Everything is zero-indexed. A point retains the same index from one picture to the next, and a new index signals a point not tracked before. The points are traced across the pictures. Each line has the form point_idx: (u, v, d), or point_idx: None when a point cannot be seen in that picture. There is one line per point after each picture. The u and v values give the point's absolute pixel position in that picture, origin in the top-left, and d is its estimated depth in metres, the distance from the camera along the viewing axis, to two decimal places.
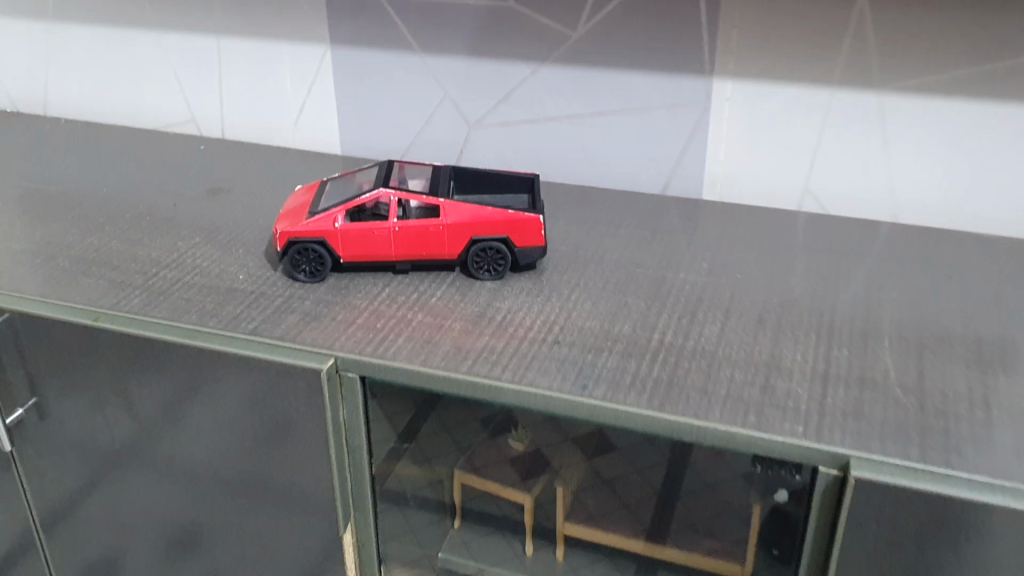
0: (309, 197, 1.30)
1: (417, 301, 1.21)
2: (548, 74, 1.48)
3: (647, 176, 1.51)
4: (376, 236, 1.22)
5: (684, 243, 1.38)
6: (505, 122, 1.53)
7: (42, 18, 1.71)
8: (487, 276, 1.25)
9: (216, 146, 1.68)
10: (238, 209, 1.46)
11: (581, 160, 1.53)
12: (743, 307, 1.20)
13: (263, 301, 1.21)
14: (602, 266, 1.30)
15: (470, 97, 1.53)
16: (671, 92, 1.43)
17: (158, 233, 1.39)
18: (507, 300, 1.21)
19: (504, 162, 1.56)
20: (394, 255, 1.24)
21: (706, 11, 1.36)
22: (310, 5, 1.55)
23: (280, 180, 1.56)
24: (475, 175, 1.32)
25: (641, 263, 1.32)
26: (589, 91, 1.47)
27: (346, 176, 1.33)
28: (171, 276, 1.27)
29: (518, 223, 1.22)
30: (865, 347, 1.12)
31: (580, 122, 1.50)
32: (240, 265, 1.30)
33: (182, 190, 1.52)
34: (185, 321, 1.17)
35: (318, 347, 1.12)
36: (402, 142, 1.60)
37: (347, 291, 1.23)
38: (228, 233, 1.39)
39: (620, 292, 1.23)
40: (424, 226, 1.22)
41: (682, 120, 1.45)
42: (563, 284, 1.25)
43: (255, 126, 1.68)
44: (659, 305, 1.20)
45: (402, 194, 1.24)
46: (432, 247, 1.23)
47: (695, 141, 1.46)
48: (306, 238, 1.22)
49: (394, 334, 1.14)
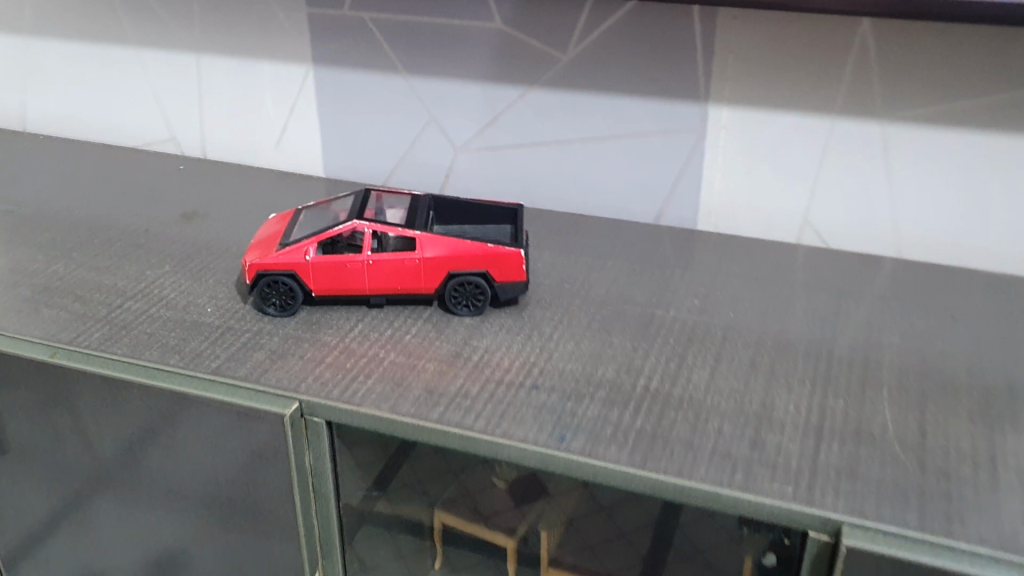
0: (282, 227, 1.23)
1: (390, 338, 1.15)
2: (537, 98, 1.42)
3: (639, 204, 1.44)
4: (349, 269, 1.16)
5: (677, 272, 1.31)
6: (493, 145, 1.47)
7: (21, 32, 1.67)
8: (466, 311, 1.19)
9: (196, 166, 1.63)
10: (212, 234, 1.40)
11: (571, 186, 1.47)
12: (735, 349, 1.14)
13: (229, 336, 1.15)
14: (588, 300, 1.23)
15: (457, 120, 1.47)
16: (664, 117, 1.37)
17: (127, 260, 1.33)
18: (485, 339, 1.15)
19: (492, 187, 1.51)
20: (369, 289, 1.18)
21: (702, 35, 1.30)
22: (292, 23, 1.49)
23: (259, 203, 1.51)
24: (456, 205, 1.26)
25: (629, 295, 1.25)
26: (580, 116, 1.41)
27: (321, 204, 1.27)
28: (136, 308, 1.21)
29: (498, 257, 1.16)
30: (863, 397, 1.05)
31: (570, 147, 1.44)
32: (208, 295, 1.24)
33: (156, 214, 1.47)
34: (144, 358, 1.11)
35: (282, 390, 1.05)
36: (387, 165, 1.55)
37: (318, 326, 1.17)
38: (199, 260, 1.33)
39: (606, 331, 1.17)
40: (400, 259, 1.16)
41: (676, 148, 1.39)
42: (545, 321, 1.18)
43: (236, 145, 1.64)
44: (646, 346, 1.14)
45: (376, 226, 1.17)
46: (408, 281, 1.18)
47: (690, 169, 1.40)
48: (275, 271, 1.16)
49: (363, 376, 1.08)
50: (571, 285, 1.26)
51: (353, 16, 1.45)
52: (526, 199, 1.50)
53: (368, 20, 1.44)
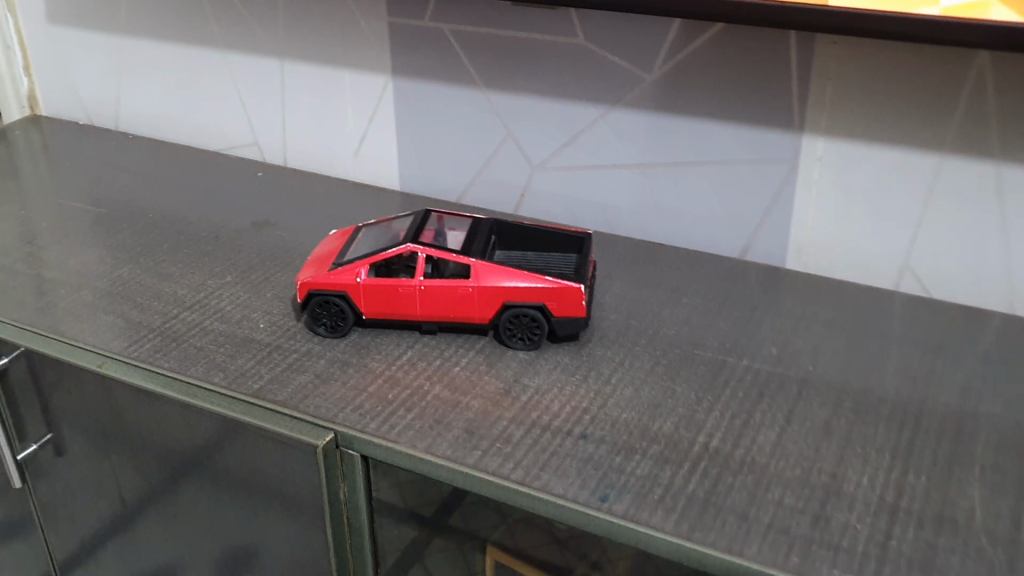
0: (339, 244, 1.20)
1: (439, 370, 1.09)
2: (618, 118, 1.34)
3: (724, 236, 1.34)
4: (401, 293, 1.11)
5: (756, 312, 1.21)
6: (570, 166, 1.40)
7: (116, 33, 1.69)
8: (520, 345, 1.12)
9: (275, 174, 1.62)
10: (279, 245, 1.38)
11: (650, 214, 1.38)
12: (810, 408, 1.03)
13: (275, 355, 1.12)
14: (654, 340, 1.15)
15: (534, 138, 1.41)
16: (754, 146, 1.27)
17: (191, 267, 1.31)
18: (537, 377, 1.08)
19: (568, 209, 1.43)
20: (420, 315, 1.13)
21: (798, 60, 1.20)
22: (374, 32, 1.46)
23: (330, 215, 1.48)
24: (520, 231, 1.20)
25: (701, 335, 1.16)
26: (663, 140, 1.32)
27: (382, 222, 1.22)
28: (190, 318, 1.19)
29: (555, 290, 1.09)
30: (949, 476, 0.94)
31: (652, 172, 1.35)
32: (263, 309, 1.21)
33: (228, 221, 1.45)
34: (188, 374, 1.08)
35: (319, 419, 1.01)
36: (462, 181, 1.50)
37: (366, 351, 1.12)
38: (260, 271, 1.30)
39: (668, 377, 1.08)
40: (453, 286, 1.10)
41: (766, 178, 1.28)
42: (605, 361, 1.11)
43: (316, 153, 1.62)
44: (710, 398, 1.05)
45: (431, 250, 1.12)
46: (461, 310, 1.12)
47: (780, 202, 1.29)
48: (326, 291, 1.12)
49: (402, 410, 1.02)
50: (638, 322, 1.18)
51: (434, 27, 1.40)
52: (603, 224, 1.42)
53: (448, 32, 1.39)
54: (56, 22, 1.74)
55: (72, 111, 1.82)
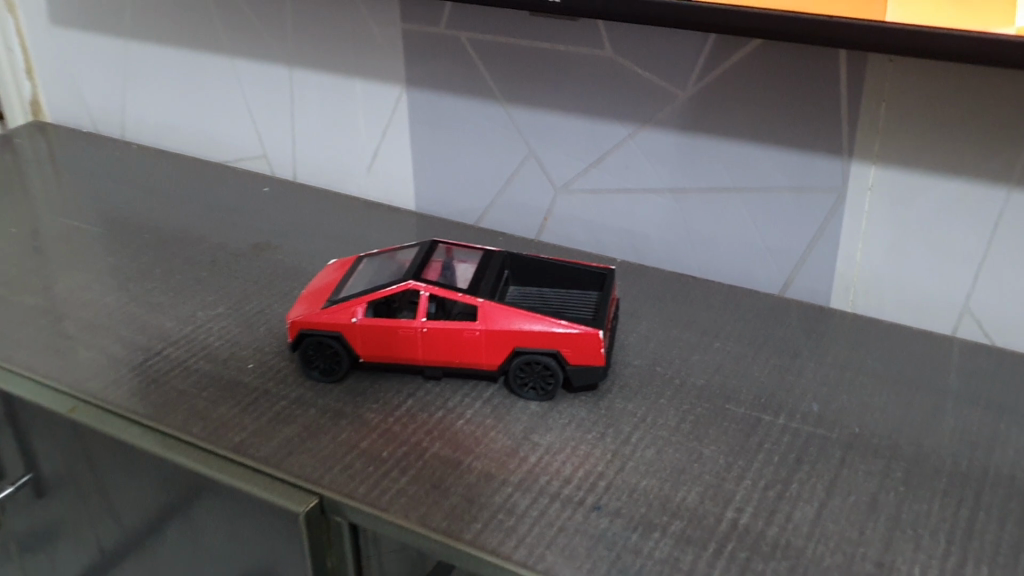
0: (338, 277, 1.09)
1: (440, 424, 0.99)
2: (648, 138, 1.22)
3: (762, 270, 1.23)
4: (401, 336, 1.01)
5: (796, 359, 1.09)
6: (596, 188, 1.29)
7: (122, 38, 1.61)
8: (532, 394, 1.01)
9: (283, 190, 1.53)
10: (279, 271, 1.28)
11: (682, 243, 1.26)
12: (856, 478, 0.91)
13: (263, 405, 1.02)
14: (681, 392, 1.03)
15: (558, 158, 1.30)
16: (797, 172, 1.15)
17: (183, 296, 1.22)
18: (548, 435, 0.97)
19: (593, 235, 1.32)
20: (422, 359, 1.02)
21: (847, 79, 1.07)
22: (386, 41, 1.35)
23: (338, 238, 1.38)
24: (535, 265, 1.08)
25: (735, 386, 1.04)
26: (697, 163, 1.20)
27: (385, 252, 1.12)
28: (175, 358, 1.10)
29: (571, 335, 0.98)
30: (1015, 568, 0.81)
31: (684, 198, 1.23)
32: (255, 347, 1.11)
33: (228, 243, 1.36)
34: (166, 426, 1.00)
35: (303, 481, 0.92)
36: (481, 201, 1.39)
37: (362, 399, 1.02)
38: (255, 303, 1.21)
39: (695, 437, 0.96)
40: (458, 329, 1.00)
41: (810, 208, 1.16)
42: (625, 417, 0.99)
43: (326, 168, 1.52)
44: (742, 464, 0.93)
45: (435, 287, 1.01)
46: (468, 354, 1.01)
47: (825, 235, 1.17)
48: (319, 331, 1.02)
49: (396, 473, 0.92)
50: (664, 369, 1.07)
51: (449, 35, 1.29)
52: (630, 252, 1.30)
53: (465, 40, 1.29)
54: (60, 24, 1.66)
55: (78, 118, 1.74)
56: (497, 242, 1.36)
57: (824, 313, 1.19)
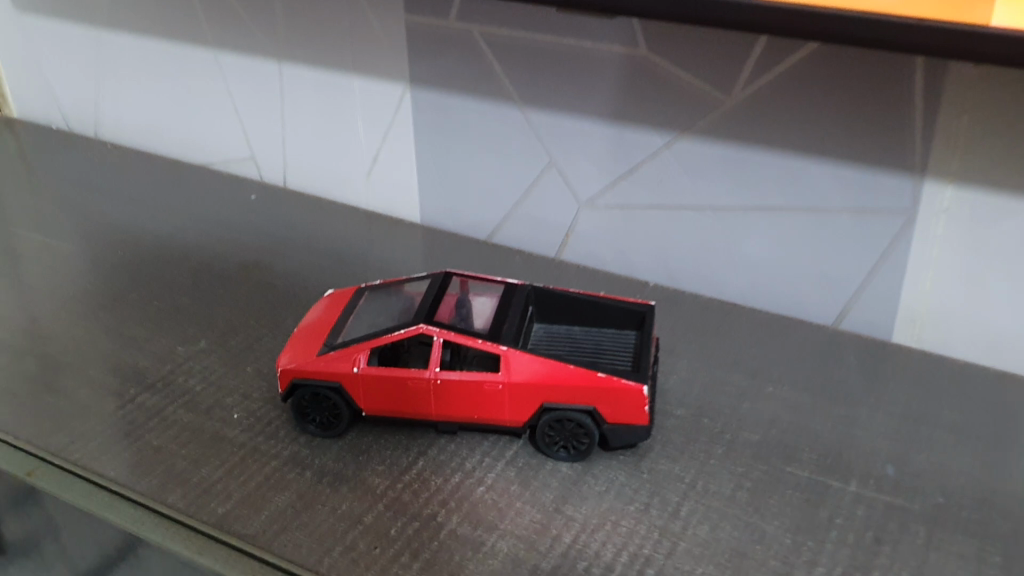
0: (336, 315, 0.95)
1: (456, 492, 0.85)
2: (687, 149, 1.07)
3: (815, 299, 1.09)
4: (410, 388, 0.87)
5: (861, 407, 0.95)
6: (626, 204, 1.14)
7: (93, 25, 1.45)
8: (562, 454, 0.88)
9: (274, 197, 1.38)
10: (269, 296, 1.14)
11: (724, 266, 1.12)
12: (946, 565, 0.78)
13: (251, 466, 0.89)
14: (733, 449, 0.89)
15: (582, 169, 1.15)
16: (861, 190, 0.99)
17: (160, 328, 1.08)
18: (583, 505, 0.83)
19: (622, 255, 1.18)
20: (435, 414, 0.88)
21: (925, 87, 0.92)
22: (388, 34, 1.20)
23: (334, 255, 1.23)
24: (563, 301, 0.94)
25: (794, 442, 0.90)
26: (744, 178, 1.05)
27: (391, 284, 0.97)
28: (150, 406, 0.96)
29: (608, 391, 0.84)
30: None
31: (728, 217, 1.09)
32: (243, 393, 0.98)
33: (212, 261, 1.22)
34: (138, 492, 0.86)
35: (298, 565, 0.78)
36: (496, 214, 1.25)
37: (366, 459, 0.89)
38: (241, 337, 1.06)
39: (754, 509, 0.83)
40: (477, 382, 0.85)
41: (873, 230, 1.01)
42: (671, 483, 0.86)
43: (322, 173, 1.37)
44: (811, 545, 0.79)
45: (449, 332, 0.86)
46: (488, 410, 0.87)
47: (890, 262, 1.02)
48: (315, 381, 0.88)
49: (407, 557, 0.79)
50: (711, 421, 0.93)
51: (459, 29, 1.14)
52: (664, 275, 1.17)
53: (477, 35, 1.13)
54: (25, 9, 1.50)
55: (49, 112, 1.59)
56: (514, 262, 1.22)
57: (887, 347, 1.05)
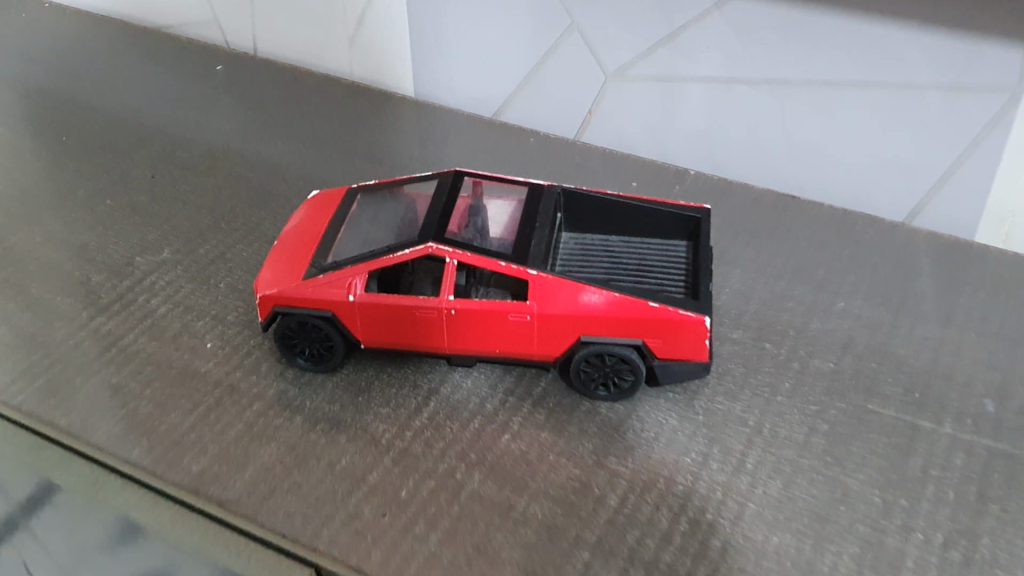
0: (324, 224, 0.78)
1: (477, 442, 0.71)
2: (742, 10, 0.88)
3: (885, 191, 0.93)
4: (419, 318, 0.72)
5: (949, 326, 0.81)
6: (664, 75, 0.96)
7: None
8: (601, 393, 0.74)
9: (242, 69, 1.18)
10: (242, 193, 0.97)
11: (778, 148, 0.95)
12: None
13: (230, 410, 0.74)
14: (802, 382, 0.76)
15: (611, 34, 0.96)
16: (955, 64, 0.83)
17: (113, 234, 0.91)
18: (629, 458, 0.70)
19: (656, 137, 1.01)
20: (449, 347, 0.74)
21: None
22: None
23: (316, 140, 1.05)
24: (599, 207, 0.79)
25: (874, 372, 0.76)
26: (810, 48, 0.88)
27: (388, 184, 0.81)
28: (106, 335, 0.81)
29: (659, 324, 0.69)
30: None
31: (788, 92, 0.91)
32: (217, 318, 0.82)
33: (172, 149, 1.03)
34: (94, 448, 0.71)
35: (291, 541, 0.64)
36: (505, 86, 1.06)
37: (367, 402, 0.74)
38: (212, 245, 0.90)
39: (834, 459, 0.69)
40: (501, 311, 0.70)
41: (965, 111, 0.85)
42: (732, 428, 0.72)
43: (297, 40, 1.17)
44: (905, 506, 0.66)
45: (465, 252, 0.71)
46: (513, 342, 0.72)
47: (983, 150, 0.86)
48: (302, 311, 0.73)
49: (422, 527, 0.65)
50: (773, 347, 0.79)
51: None
52: (705, 161, 1.00)
53: None
54: None
55: None
56: (527, 147, 1.04)
57: (972, 247, 0.90)
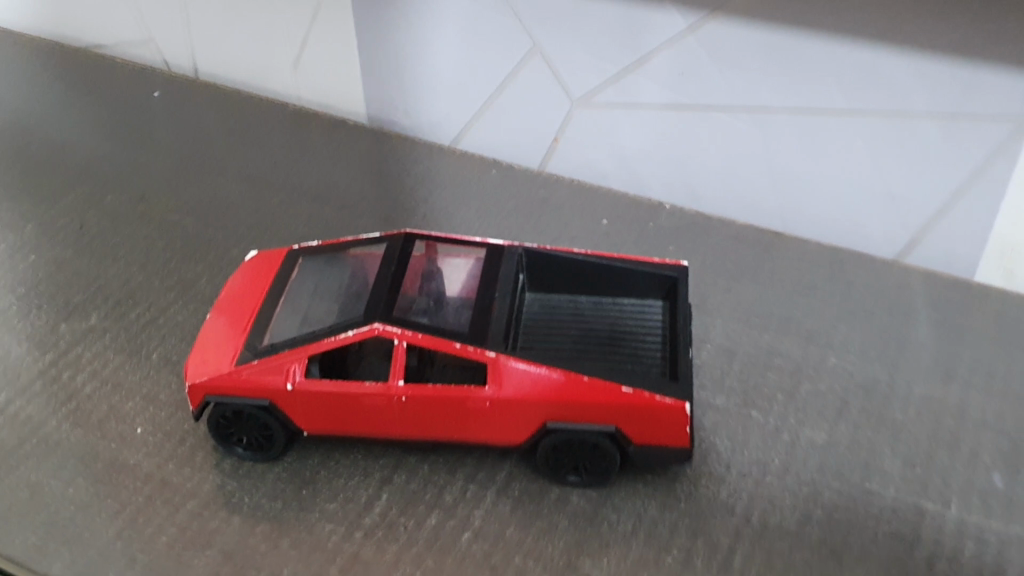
0: (260, 296, 0.70)
1: (434, 544, 0.64)
2: (717, 33, 0.80)
3: (877, 223, 0.86)
4: (366, 407, 0.64)
5: (951, 384, 0.74)
6: (633, 102, 0.88)
7: None
8: (572, 478, 0.66)
9: (181, 95, 1.09)
10: (178, 244, 0.88)
11: (759, 178, 0.88)
12: None
13: (161, 510, 0.66)
14: (793, 457, 0.69)
15: (576, 59, 0.88)
16: (953, 91, 0.75)
17: (33, 298, 0.83)
18: (605, 559, 0.62)
19: (627, 167, 0.94)
20: (400, 435, 0.65)
21: None
22: None
23: (261, 179, 0.97)
24: (565, 267, 0.71)
25: (871, 444, 0.69)
26: (793, 73, 0.80)
27: (332, 246, 0.73)
28: (24, 423, 0.72)
29: (635, 409, 0.62)
30: None
31: (769, 122, 0.84)
32: (149, 399, 0.74)
33: (100, 192, 0.94)
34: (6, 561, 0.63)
35: None
36: (464, 111, 0.98)
37: (312, 498, 0.67)
38: (144, 308, 0.82)
39: (832, 551, 0.62)
40: (458, 398, 0.62)
41: (963, 141, 0.77)
42: (719, 517, 0.65)
43: (239, 62, 1.08)
44: None
45: (416, 333, 0.62)
46: (473, 429, 0.64)
47: (984, 184, 0.78)
48: (236, 401, 0.65)
49: None
50: (761, 415, 0.72)
51: None
52: (681, 193, 0.93)
53: None
54: None
55: None
56: (490, 180, 0.97)
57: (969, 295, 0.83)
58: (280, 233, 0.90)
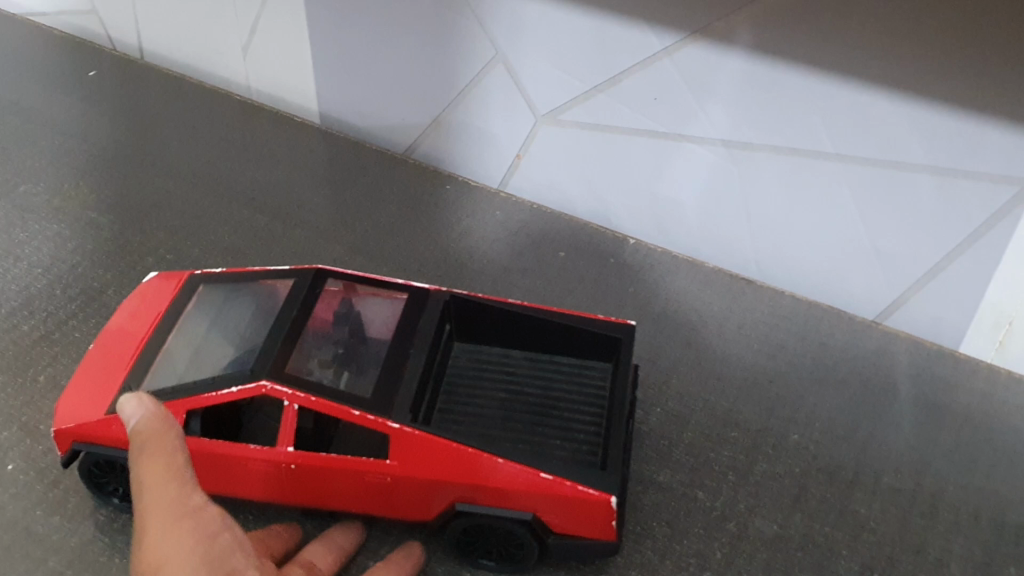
0: (149, 328, 0.62)
1: None
2: (696, 57, 0.72)
3: (859, 280, 0.78)
4: (252, 469, 0.56)
5: (923, 476, 0.66)
6: (603, 123, 0.80)
7: None
8: (486, 562, 0.59)
9: (125, 76, 1.00)
10: (89, 246, 0.80)
11: (734, 219, 0.80)
12: None
13: (18, 565, 0.58)
14: (737, 551, 0.60)
15: (543, 71, 0.79)
16: (952, 145, 0.66)
17: None
18: None
19: (594, 193, 0.86)
20: (294, 501, 0.58)
21: None
22: None
23: (194, 175, 0.89)
24: (497, 318, 0.63)
25: (827, 540, 0.61)
26: (777, 108, 0.71)
27: (238, 274, 0.64)
28: None
29: (554, 499, 0.54)
30: None
31: (749, 158, 0.75)
32: (26, 430, 0.66)
33: (14, 181, 0.86)
34: None
35: None
36: (422, 117, 0.90)
37: None
38: (38, 319, 0.73)
39: None
40: (355, 470, 0.55)
41: (959, 201, 0.68)
42: None
43: (186, 44, 0.99)
44: None
45: (308, 395, 0.54)
46: (375, 502, 0.57)
47: (978, 249, 0.70)
48: (107, 453, 0.58)
49: None
50: (707, 497, 0.63)
51: None
52: (651, 228, 0.85)
53: None
54: None
55: None
56: (446, 196, 0.89)
57: (953, 371, 0.75)
58: (204, 240, 0.82)
